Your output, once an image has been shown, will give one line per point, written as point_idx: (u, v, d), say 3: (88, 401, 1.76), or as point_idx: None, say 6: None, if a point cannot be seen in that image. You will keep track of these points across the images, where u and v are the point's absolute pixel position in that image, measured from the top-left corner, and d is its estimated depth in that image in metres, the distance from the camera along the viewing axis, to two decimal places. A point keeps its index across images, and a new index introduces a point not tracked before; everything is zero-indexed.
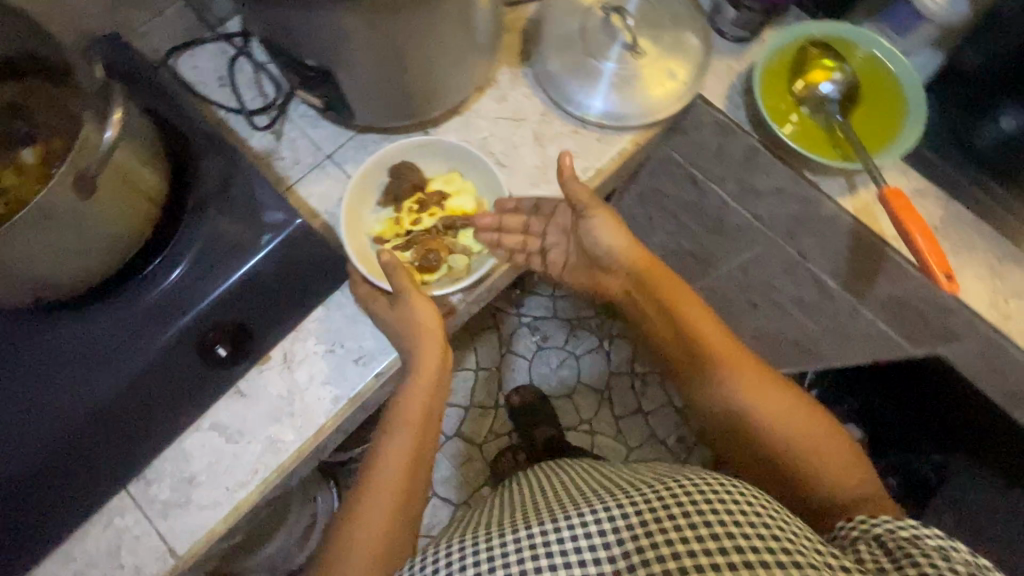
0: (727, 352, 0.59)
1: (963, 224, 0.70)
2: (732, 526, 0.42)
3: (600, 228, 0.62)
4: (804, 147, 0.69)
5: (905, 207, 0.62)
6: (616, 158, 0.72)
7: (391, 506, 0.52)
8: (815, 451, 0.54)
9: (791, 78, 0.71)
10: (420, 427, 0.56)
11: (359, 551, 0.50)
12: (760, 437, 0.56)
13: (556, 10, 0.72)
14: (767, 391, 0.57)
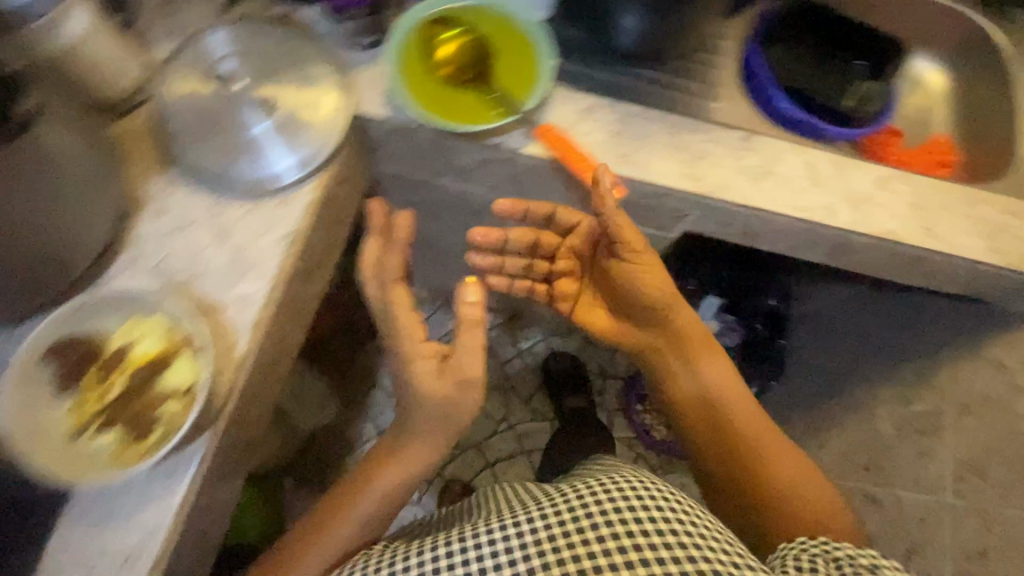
0: (721, 365, 0.80)
1: (631, 120, 0.73)
2: (660, 522, 0.52)
3: (645, 273, 0.75)
4: (468, 121, 0.68)
5: (561, 143, 0.69)
6: (306, 213, 0.66)
7: (345, 532, 0.65)
8: (771, 443, 0.75)
9: (429, 65, 0.70)
10: (389, 480, 0.68)
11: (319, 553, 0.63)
12: (726, 433, 0.77)
13: (174, 104, 0.66)
14: (735, 391, 0.79)
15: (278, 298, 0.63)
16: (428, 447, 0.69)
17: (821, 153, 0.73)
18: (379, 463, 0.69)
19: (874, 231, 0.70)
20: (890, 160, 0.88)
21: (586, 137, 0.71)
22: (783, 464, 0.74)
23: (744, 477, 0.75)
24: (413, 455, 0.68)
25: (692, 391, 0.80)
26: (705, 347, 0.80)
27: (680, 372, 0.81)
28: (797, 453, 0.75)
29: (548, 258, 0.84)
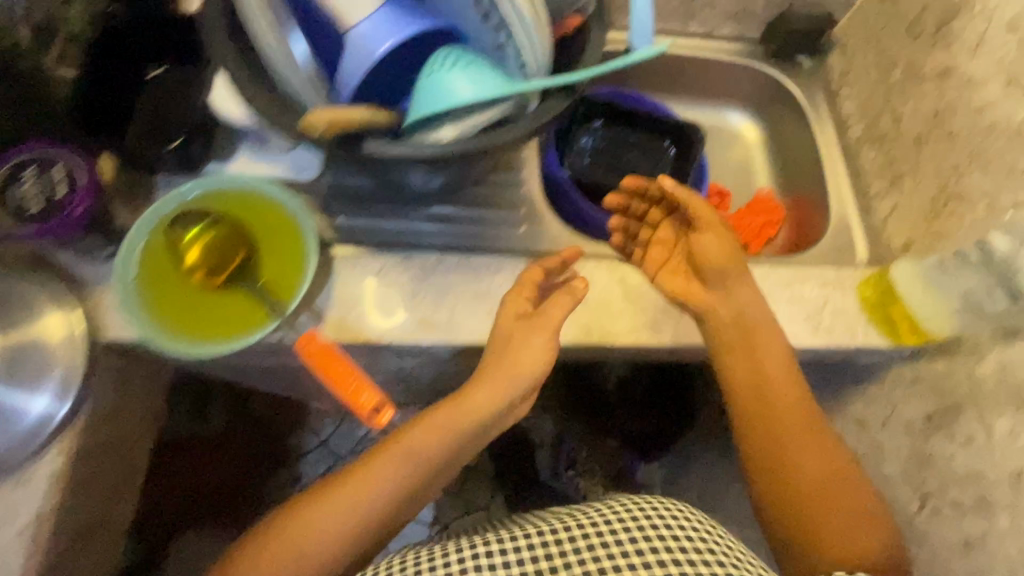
0: (769, 344, 0.63)
1: (429, 273, 0.66)
2: (668, 557, 0.49)
3: (712, 236, 0.65)
4: (227, 334, 0.58)
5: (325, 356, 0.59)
6: (53, 482, 0.55)
7: (372, 507, 0.55)
8: (833, 471, 0.60)
9: (174, 272, 0.60)
10: (437, 442, 0.58)
11: (319, 529, 0.54)
12: (780, 463, 0.60)
13: None
14: (789, 404, 0.62)
15: None
16: (399, 475, 0.56)
17: (632, 266, 0.69)
18: (374, 455, 0.58)
19: (699, 341, 0.66)
20: None
21: (380, 306, 0.65)
22: (834, 531, 0.57)
23: (790, 517, 0.59)
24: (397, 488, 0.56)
25: (785, 392, 0.62)
26: (743, 368, 0.63)
27: (744, 368, 0.63)
28: (838, 472, 0.60)
29: (652, 201, 0.71)
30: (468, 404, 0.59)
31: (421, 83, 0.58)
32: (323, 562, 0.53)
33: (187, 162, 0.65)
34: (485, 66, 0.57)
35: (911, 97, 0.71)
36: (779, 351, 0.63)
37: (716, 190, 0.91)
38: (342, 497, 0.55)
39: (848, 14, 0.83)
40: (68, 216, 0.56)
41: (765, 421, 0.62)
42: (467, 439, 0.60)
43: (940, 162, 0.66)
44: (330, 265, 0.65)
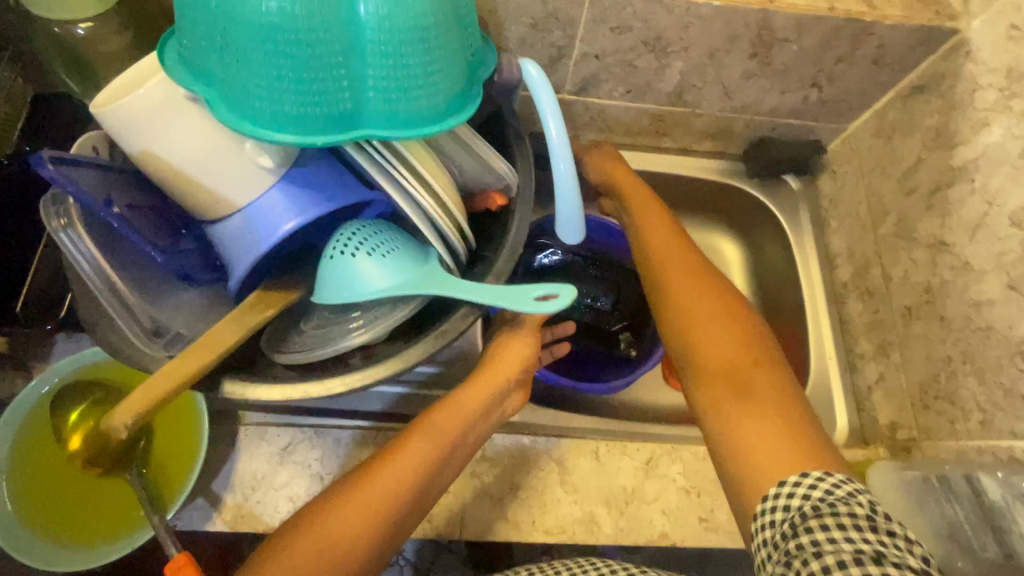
0: (677, 267, 0.60)
1: (342, 450, 0.60)
2: None
3: (607, 159, 0.71)
4: (106, 533, 0.53)
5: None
6: None
7: (352, 542, 0.44)
8: (771, 400, 0.49)
9: (55, 462, 0.55)
10: (429, 452, 0.49)
11: (320, 551, 0.43)
12: (725, 391, 0.51)
13: None
14: (717, 358, 0.53)
15: None
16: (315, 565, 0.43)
17: (572, 443, 0.62)
18: (381, 463, 0.48)
19: (641, 538, 0.59)
20: None
21: (282, 489, 0.58)
22: (772, 463, 0.45)
23: (746, 435, 0.47)
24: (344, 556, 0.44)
25: (721, 335, 0.54)
26: (677, 277, 0.59)
27: (692, 316, 0.56)
28: (785, 428, 0.47)
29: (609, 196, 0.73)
30: (449, 427, 0.50)
31: (324, 268, 0.50)
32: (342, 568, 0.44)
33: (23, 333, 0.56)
34: (398, 249, 0.50)
35: (903, 257, 0.63)
36: (689, 274, 0.60)
37: None
38: (339, 515, 0.45)
39: (838, 138, 0.74)
40: None
41: (705, 349, 0.54)
42: (485, 417, 0.53)
43: (929, 348, 0.59)
44: (234, 436, 0.59)
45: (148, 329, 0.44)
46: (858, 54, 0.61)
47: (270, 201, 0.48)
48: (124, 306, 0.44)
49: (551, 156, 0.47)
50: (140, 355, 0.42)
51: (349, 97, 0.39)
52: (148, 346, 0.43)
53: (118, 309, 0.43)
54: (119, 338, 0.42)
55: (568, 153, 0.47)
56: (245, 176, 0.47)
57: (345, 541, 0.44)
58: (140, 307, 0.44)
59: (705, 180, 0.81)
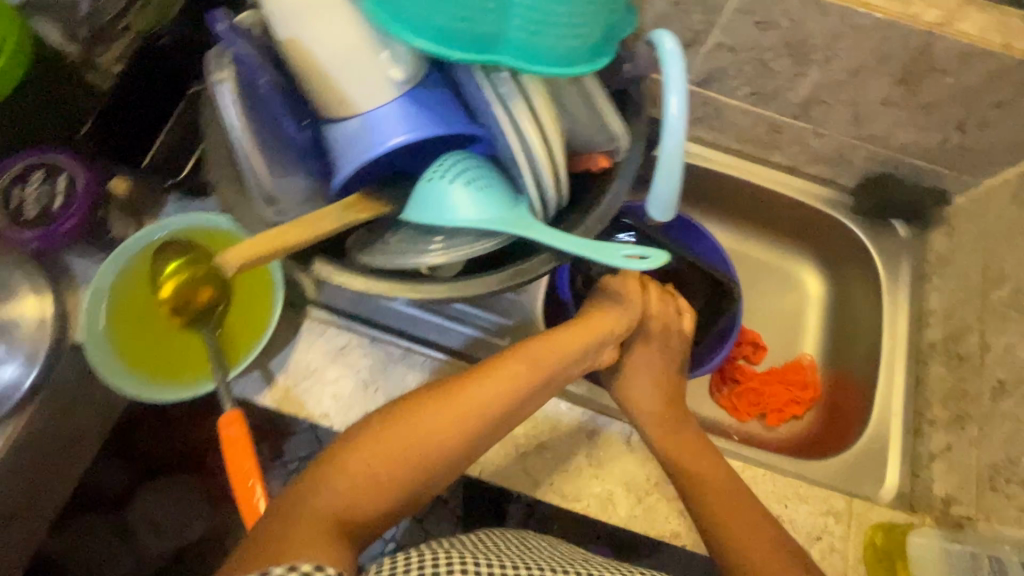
0: (654, 389, 0.62)
1: (390, 365, 0.63)
2: None
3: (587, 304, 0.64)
4: (171, 378, 0.59)
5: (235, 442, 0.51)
6: None
7: (425, 454, 0.48)
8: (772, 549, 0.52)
9: (149, 303, 0.61)
10: (523, 373, 0.52)
11: (417, 437, 0.48)
12: (722, 539, 0.53)
13: None
14: (727, 505, 0.54)
15: None
16: (406, 445, 0.48)
17: (607, 421, 0.61)
18: (474, 375, 0.52)
19: (654, 532, 0.58)
20: (737, 385, 0.77)
21: (330, 384, 0.62)
22: None
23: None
24: (432, 444, 0.48)
25: (729, 498, 0.55)
26: (683, 429, 0.60)
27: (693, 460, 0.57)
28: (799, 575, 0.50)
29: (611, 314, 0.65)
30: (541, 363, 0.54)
31: (421, 189, 0.52)
32: (427, 469, 0.48)
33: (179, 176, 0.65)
34: (490, 187, 0.51)
35: (1009, 331, 0.59)
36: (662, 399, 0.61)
37: (751, 339, 0.80)
38: (430, 410, 0.50)
39: (966, 193, 0.69)
40: (54, 232, 0.59)
41: (700, 471, 0.56)
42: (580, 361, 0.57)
43: (1014, 432, 0.55)
44: (298, 326, 0.63)
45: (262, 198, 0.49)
46: (1020, 103, 0.56)
47: (389, 112, 0.50)
48: (253, 168, 0.48)
49: (663, 132, 0.46)
50: None
51: (493, 18, 0.40)
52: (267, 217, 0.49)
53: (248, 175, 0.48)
54: None
55: (680, 138, 0.46)
56: (372, 85, 0.49)
57: (432, 432, 0.49)
58: (258, 176, 0.48)
59: (806, 205, 0.78)
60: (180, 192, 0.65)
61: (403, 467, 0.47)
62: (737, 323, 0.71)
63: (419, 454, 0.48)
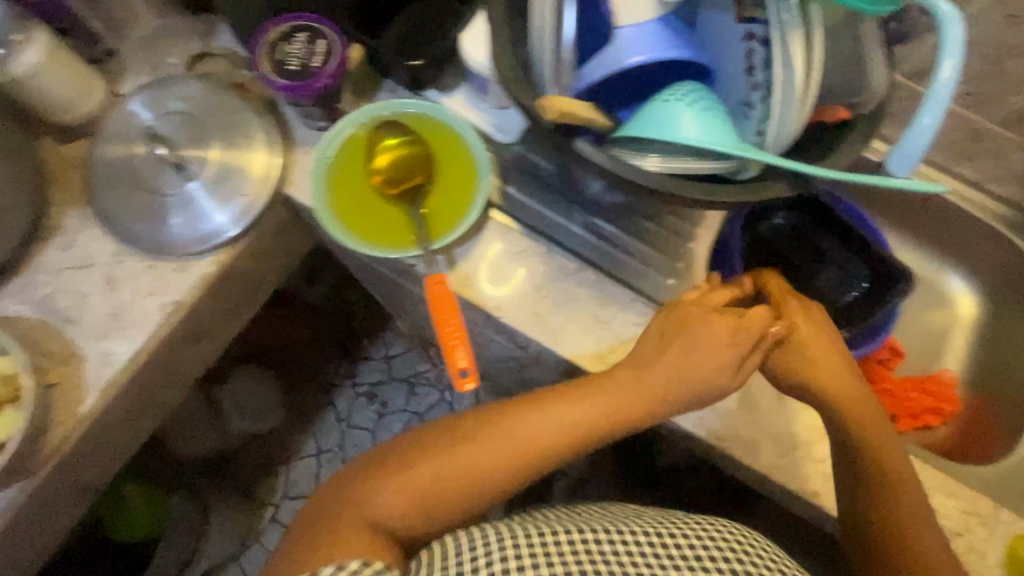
0: (822, 364, 0.58)
1: (565, 278, 0.67)
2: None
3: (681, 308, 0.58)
4: (367, 237, 0.64)
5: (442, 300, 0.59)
6: (199, 285, 0.65)
7: (474, 475, 0.52)
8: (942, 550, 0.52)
9: (360, 167, 0.66)
10: (594, 410, 0.54)
11: (456, 471, 0.52)
12: (906, 544, 0.53)
13: (106, 142, 0.66)
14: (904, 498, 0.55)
15: (137, 364, 0.63)
16: (400, 486, 0.51)
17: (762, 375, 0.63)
18: (525, 403, 0.54)
19: (792, 486, 0.60)
20: (869, 385, 0.76)
21: (507, 281, 0.66)
22: None
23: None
24: (482, 474, 0.52)
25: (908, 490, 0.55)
26: (864, 407, 0.58)
27: (886, 445, 0.57)
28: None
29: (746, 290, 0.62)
30: (646, 382, 0.55)
31: (649, 108, 0.55)
32: (470, 496, 0.52)
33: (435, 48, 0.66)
34: (721, 119, 0.54)
35: None
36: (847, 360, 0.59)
37: (891, 346, 0.79)
38: (506, 425, 0.53)
39: None
40: (312, 86, 0.62)
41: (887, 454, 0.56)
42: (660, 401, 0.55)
43: None
44: (486, 224, 0.68)
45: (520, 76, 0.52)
46: None
47: (644, 34, 0.54)
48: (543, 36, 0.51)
49: (924, 106, 0.47)
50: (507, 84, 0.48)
51: None
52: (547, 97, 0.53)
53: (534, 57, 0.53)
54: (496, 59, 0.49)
55: (944, 109, 0.46)
56: (637, 8, 0.55)
57: (484, 456, 0.52)
58: (539, 45, 0.52)
59: (984, 223, 0.77)
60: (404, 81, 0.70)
61: (427, 500, 0.51)
62: (894, 317, 0.72)
63: (462, 467, 0.52)
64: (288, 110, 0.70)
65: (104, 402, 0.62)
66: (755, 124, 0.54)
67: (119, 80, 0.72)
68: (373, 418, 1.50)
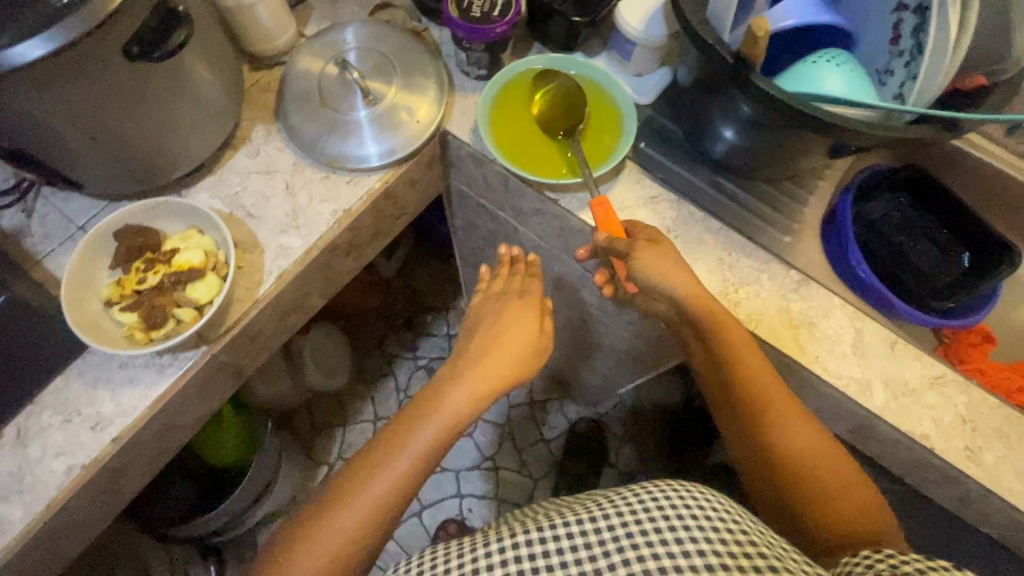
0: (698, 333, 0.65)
1: (693, 223, 0.73)
2: (702, 528, 0.50)
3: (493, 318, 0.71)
4: (527, 169, 0.73)
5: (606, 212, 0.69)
6: (365, 198, 0.74)
7: (385, 490, 0.58)
8: (847, 487, 0.59)
9: (518, 111, 0.76)
10: (360, 479, 0.59)
11: (329, 529, 0.57)
12: (825, 496, 0.58)
13: (299, 68, 0.76)
14: (813, 458, 0.60)
15: (309, 260, 0.71)
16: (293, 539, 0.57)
17: (877, 326, 0.68)
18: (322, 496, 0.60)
19: (904, 427, 0.64)
20: (963, 363, 0.78)
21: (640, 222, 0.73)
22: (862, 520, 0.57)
23: (818, 533, 0.58)
24: (333, 525, 0.57)
25: (809, 441, 0.61)
26: (755, 374, 0.63)
27: (762, 387, 0.63)
28: (875, 502, 0.59)
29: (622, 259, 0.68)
30: (456, 389, 0.64)
31: (800, 65, 0.61)
32: (398, 505, 0.59)
33: (595, 14, 0.75)
34: (864, 80, 0.60)
35: None
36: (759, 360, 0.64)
37: (982, 331, 0.81)
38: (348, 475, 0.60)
39: None
40: (491, 30, 0.71)
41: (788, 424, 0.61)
42: (432, 430, 0.61)
43: None
44: (623, 171, 0.75)
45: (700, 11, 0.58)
46: None
47: None
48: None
49: None
50: (693, 24, 0.57)
51: None
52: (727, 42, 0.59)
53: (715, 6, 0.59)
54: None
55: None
56: None
57: (332, 522, 0.57)
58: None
59: None
60: (558, 42, 0.79)
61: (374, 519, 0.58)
62: (992, 300, 0.75)
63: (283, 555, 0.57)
64: (455, 58, 0.79)
65: (277, 287, 0.70)
66: (893, 88, 0.61)
67: (306, 23, 0.82)
68: None
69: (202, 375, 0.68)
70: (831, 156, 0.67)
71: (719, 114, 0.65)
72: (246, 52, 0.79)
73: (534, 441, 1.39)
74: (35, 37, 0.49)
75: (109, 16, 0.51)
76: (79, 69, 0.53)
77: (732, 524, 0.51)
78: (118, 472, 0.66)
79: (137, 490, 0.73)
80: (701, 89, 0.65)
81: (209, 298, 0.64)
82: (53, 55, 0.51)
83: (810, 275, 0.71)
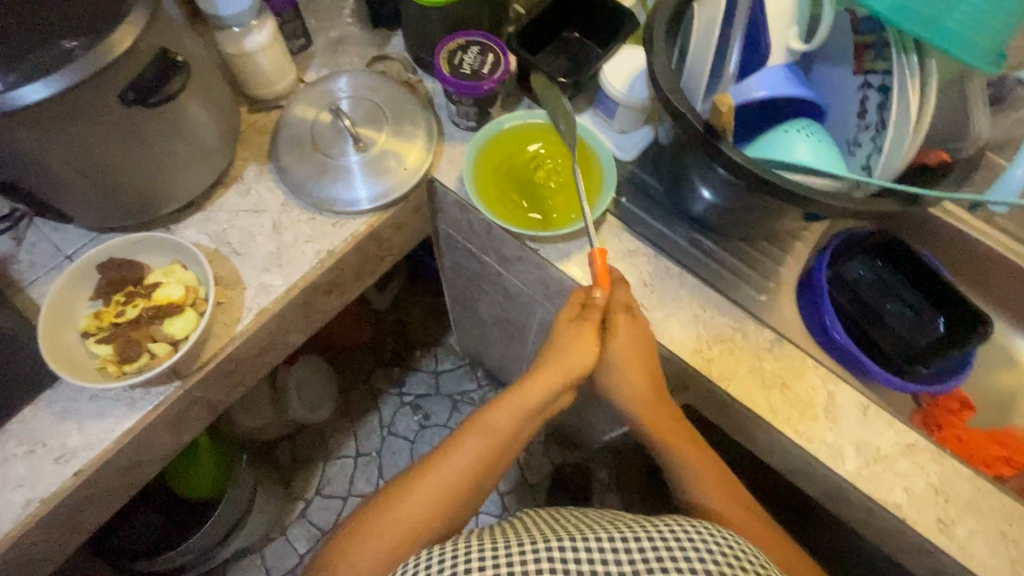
0: (656, 409, 0.68)
1: (669, 278, 0.74)
2: (718, 564, 0.51)
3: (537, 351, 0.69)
4: (511, 219, 0.75)
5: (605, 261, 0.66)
6: (350, 239, 0.75)
7: (427, 516, 0.63)
8: (797, 563, 0.62)
9: (505, 163, 0.79)
10: (401, 499, 0.63)
11: (369, 548, 0.60)
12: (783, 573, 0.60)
13: (295, 114, 0.79)
14: (761, 531, 0.63)
15: (289, 299, 0.72)
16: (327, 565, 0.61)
17: (851, 389, 0.68)
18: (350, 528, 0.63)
19: (876, 495, 0.63)
20: (940, 429, 0.77)
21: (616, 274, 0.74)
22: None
23: None
24: (372, 542, 0.60)
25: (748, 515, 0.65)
26: (687, 447, 0.69)
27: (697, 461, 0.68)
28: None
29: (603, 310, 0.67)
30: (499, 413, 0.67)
31: (772, 134, 0.63)
32: (440, 522, 0.63)
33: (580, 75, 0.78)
34: (833, 151, 0.62)
35: None
36: (686, 437, 0.69)
37: (961, 398, 0.80)
38: (384, 502, 0.64)
39: None
40: (479, 86, 0.74)
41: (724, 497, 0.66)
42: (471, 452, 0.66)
43: None
44: (603, 223, 0.77)
45: (674, 78, 0.61)
46: None
47: (782, 70, 0.62)
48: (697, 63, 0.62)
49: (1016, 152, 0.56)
50: (666, 93, 0.60)
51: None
52: (697, 110, 0.62)
53: (687, 77, 0.63)
54: (656, 68, 0.60)
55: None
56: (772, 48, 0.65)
57: (370, 541, 0.60)
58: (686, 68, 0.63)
59: None
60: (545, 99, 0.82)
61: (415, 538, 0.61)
62: (967, 365, 0.75)
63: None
64: (446, 109, 0.82)
65: (256, 323, 0.70)
66: (861, 159, 0.63)
67: (306, 70, 0.86)
68: (414, 428, 1.44)
69: (173, 410, 0.68)
70: (805, 219, 0.69)
71: (695, 175, 0.68)
72: (246, 96, 0.82)
73: (518, 486, 1.36)
74: (39, 81, 0.52)
75: (112, 63, 0.54)
76: (79, 110, 0.56)
77: (747, 562, 0.52)
78: (78, 506, 0.65)
79: (97, 526, 0.71)
80: (678, 150, 0.68)
81: (187, 332, 0.65)
82: (56, 97, 0.53)
83: (785, 335, 0.72)
